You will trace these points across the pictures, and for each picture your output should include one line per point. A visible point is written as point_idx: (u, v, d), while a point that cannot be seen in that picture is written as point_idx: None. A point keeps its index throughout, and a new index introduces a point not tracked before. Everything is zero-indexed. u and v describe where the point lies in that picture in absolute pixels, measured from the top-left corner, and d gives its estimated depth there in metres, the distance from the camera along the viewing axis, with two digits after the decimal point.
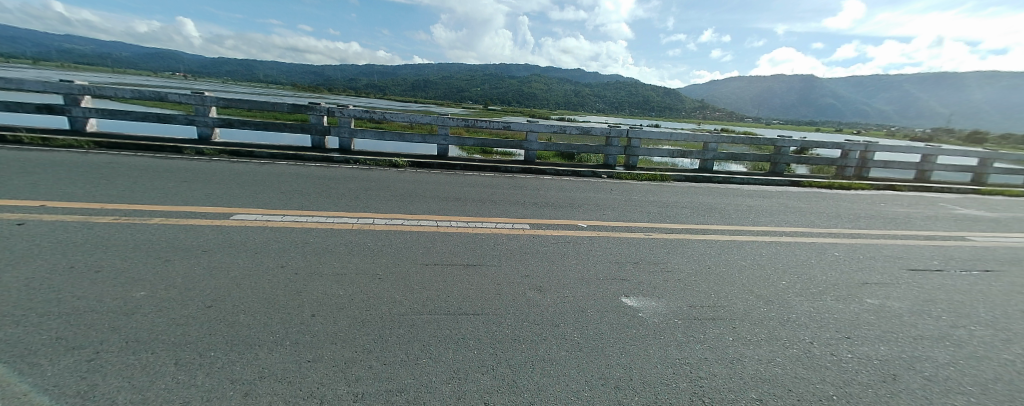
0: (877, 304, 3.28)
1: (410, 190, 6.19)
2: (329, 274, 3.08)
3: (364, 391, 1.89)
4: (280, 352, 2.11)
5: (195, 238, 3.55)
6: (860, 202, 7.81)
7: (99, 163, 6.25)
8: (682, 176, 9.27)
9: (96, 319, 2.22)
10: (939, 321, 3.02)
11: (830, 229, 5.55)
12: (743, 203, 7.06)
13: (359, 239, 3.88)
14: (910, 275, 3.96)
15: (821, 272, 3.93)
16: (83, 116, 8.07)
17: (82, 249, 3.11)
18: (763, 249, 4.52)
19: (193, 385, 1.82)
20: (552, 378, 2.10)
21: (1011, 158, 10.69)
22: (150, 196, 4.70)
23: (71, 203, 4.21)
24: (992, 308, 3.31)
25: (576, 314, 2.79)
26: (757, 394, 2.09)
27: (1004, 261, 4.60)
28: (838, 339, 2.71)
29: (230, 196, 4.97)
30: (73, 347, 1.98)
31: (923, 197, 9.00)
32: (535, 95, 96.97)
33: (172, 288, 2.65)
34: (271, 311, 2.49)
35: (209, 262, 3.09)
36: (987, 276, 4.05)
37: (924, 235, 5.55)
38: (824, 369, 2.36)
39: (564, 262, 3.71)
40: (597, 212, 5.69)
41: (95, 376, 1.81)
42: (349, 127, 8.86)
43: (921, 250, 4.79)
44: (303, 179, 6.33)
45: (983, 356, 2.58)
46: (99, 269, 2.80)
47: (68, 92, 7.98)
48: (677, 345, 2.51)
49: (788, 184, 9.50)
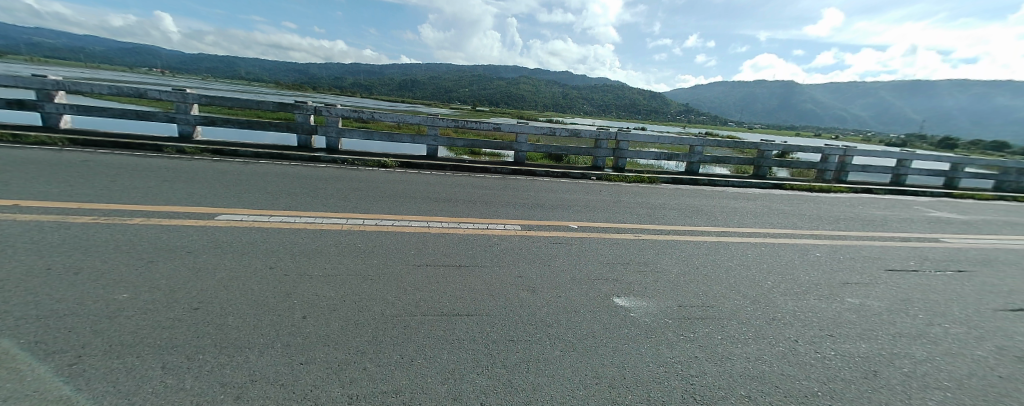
0: (857, 303, 3.39)
1: (399, 191, 6.14)
2: (320, 275, 3.04)
3: (359, 393, 1.87)
4: (271, 354, 2.08)
5: (179, 238, 3.46)
6: (840, 205, 8.05)
7: (74, 161, 6.03)
8: (669, 179, 9.43)
9: (78, 322, 2.15)
10: (916, 319, 3.14)
11: (810, 231, 5.72)
12: (728, 205, 7.21)
13: (348, 240, 3.84)
14: (887, 275, 4.11)
15: (804, 272, 4.05)
16: (57, 112, 7.79)
17: (58, 250, 3.00)
18: (748, 250, 4.64)
19: (181, 389, 1.78)
20: (546, 378, 2.12)
21: (980, 163, 11.15)
22: (129, 196, 4.56)
23: (44, 203, 4.04)
24: (964, 307, 3.46)
25: (569, 314, 2.81)
26: (745, 392, 2.14)
27: (975, 261, 4.80)
28: (821, 337, 2.79)
29: (213, 197, 4.86)
30: (54, 351, 1.91)
31: (897, 199, 9.34)
32: (523, 97, 97.27)
33: (157, 290, 2.58)
34: (261, 313, 2.44)
35: (196, 263, 3.02)
36: (960, 276, 4.24)
37: (900, 236, 5.76)
38: (809, 366, 2.43)
39: (556, 263, 3.73)
40: (587, 214, 5.75)
41: (78, 380, 1.75)
42: (336, 126, 8.71)
43: (897, 251, 4.98)
44: (290, 179, 6.23)
45: (958, 352, 2.69)
46: (78, 271, 2.71)
47: (40, 87, 7.67)
48: (668, 344, 2.55)
49: (771, 187, 9.73)
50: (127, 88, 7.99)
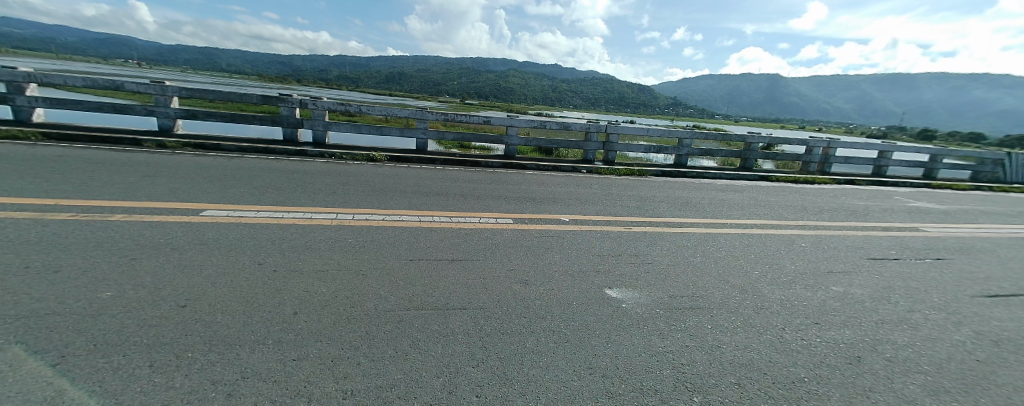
0: (841, 291, 3.48)
1: (389, 185, 6.07)
2: (310, 271, 2.99)
3: (354, 388, 1.86)
4: (262, 351, 2.05)
5: (162, 235, 3.38)
6: (824, 196, 8.22)
7: (49, 156, 5.82)
8: (658, 172, 9.52)
9: (59, 322, 2.09)
10: (898, 306, 3.24)
11: (796, 221, 5.83)
12: (715, 197, 7.31)
13: (338, 235, 3.79)
14: (870, 264, 4.23)
15: (790, 262, 4.13)
16: (28, 105, 7.47)
17: (36, 247, 2.90)
18: (735, 241, 4.72)
19: (170, 388, 1.75)
20: (541, 370, 2.13)
21: (957, 154, 11.47)
22: (109, 192, 4.42)
23: (19, 199, 3.90)
24: (942, 293, 3.58)
25: (563, 306, 2.82)
26: (734, 379, 2.19)
27: (952, 250, 4.95)
28: (807, 325, 2.86)
29: (198, 192, 4.74)
30: (34, 352, 1.85)
31: (878, 190, 9.59)
32: (512, 90, 96.83)
33: (141, 288, 2.51)
34: (250, 310, 2.40)
35: (181, 260, 2.95)
36: (938, 264, 4.38)
37: (882, 226, 5.92)
38: (795, 353, 2.49)
39: (550, 256, 3.74)
40: (578, 207, 5.76)
41: (62, 381, 1.71)
42: (323, 120, 8.56)
43: (879, 241, 5.11)
44: (277, 174, 6.11)
45: (938, 338, 2.79)
46: (58, 270, 2.62)
47: (10, 79, 7.35)
48: (660, 334, 2.58)
49: (757, 179, 9.88)
50: (103, 80, 7.70)
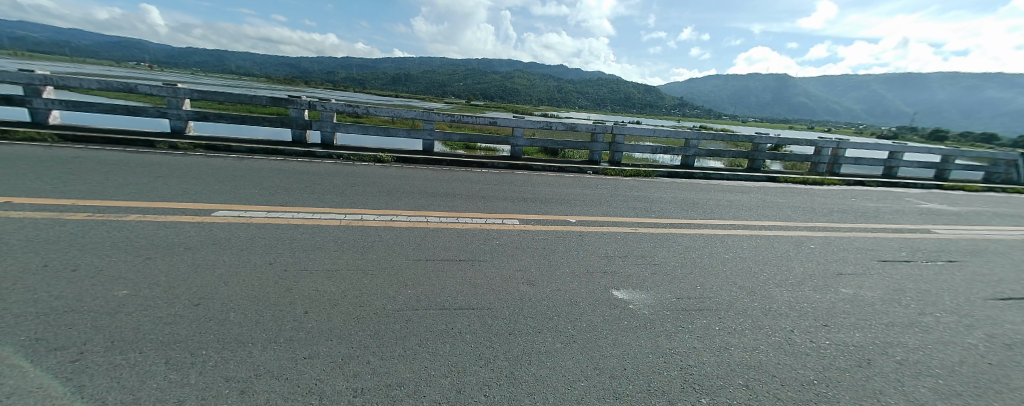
0: (851, 294, 3.45)
1: (396, 187, 6.12)
2: (319, 271, 3.04)
3: (363, 386, 1.89)
4: (273, 350, 2.08)
5: (176, 235, 3.44)
6: (834, 197, 8.15)
7: (65, 158, 5.94)
8: (664, 173, 9.49)
9: (77, 319, 2.14)
10: (909, 309, 3.20)
11: (805, 223, 5.78)
12: (723, 198, 7.27)
13: (347, 235, 3.83)
14: (880, 265, 4.20)
15: (800, 263, 4.10)
16: (45, 108, 7.62)
17: (55, 247, 2.97)
18: (743, 242, 4.70)
19: (185, 384, 1.79)
20: (548, 369, 2.15)
21: (970, 155, 11.29)
22: (123, 192, 4.50)
23: (37, 199, 3.99)
24: (955, 296, 3.53)
25: (569, 307, 2.82)
26: (743, 381, 2.19)
27: (964, 252, 4.88)
28: (816, 327, 2.85)
29: (209, 192, 4.82)
30: (56, 348, 1.91)
31: (889, 191, 9.47)
32: (517, 91, 96.89)
33: (157, 286, 2.57)
34: (262, 308, 2.44)
35: (194, 259, 3.01)
36: (950, 266, 4.33)
37: (893, 228, 5.85)
38: (804, 356, 2.48)
39: (555, 256, 3.75)
40: (585, 207, 5.78)
41: (81, 376, 1.76)
42: (331, 121, 8.63)
43: (890, 242, 5.06)
44: (286, 175, 6.20)
45: (950, 341, 2.76)
46: (75, 269, 2.68)
47: (28, 82, 7.50)
48: (667, 335, 2.59)
49: (765, 180, 9.80)
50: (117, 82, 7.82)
